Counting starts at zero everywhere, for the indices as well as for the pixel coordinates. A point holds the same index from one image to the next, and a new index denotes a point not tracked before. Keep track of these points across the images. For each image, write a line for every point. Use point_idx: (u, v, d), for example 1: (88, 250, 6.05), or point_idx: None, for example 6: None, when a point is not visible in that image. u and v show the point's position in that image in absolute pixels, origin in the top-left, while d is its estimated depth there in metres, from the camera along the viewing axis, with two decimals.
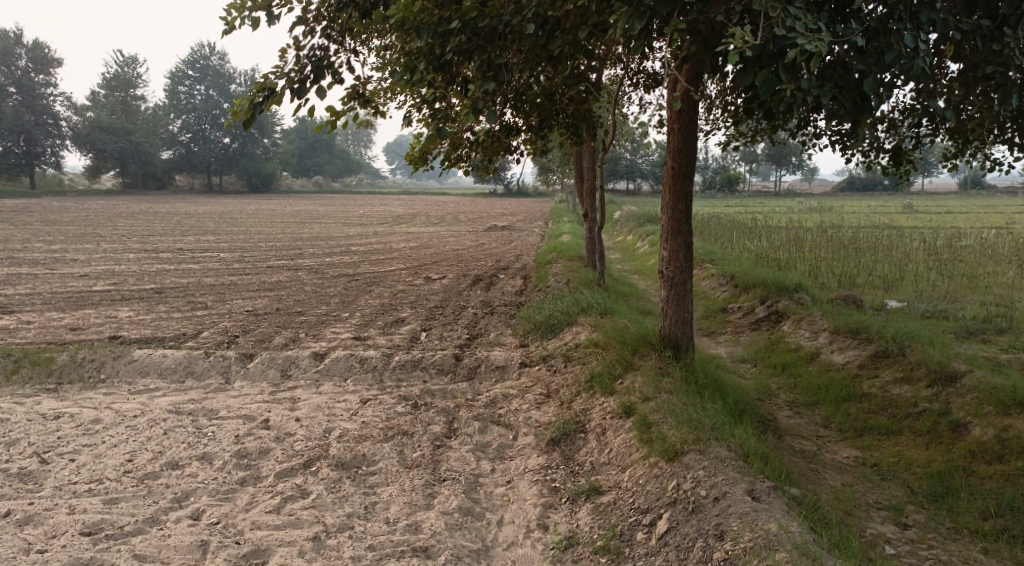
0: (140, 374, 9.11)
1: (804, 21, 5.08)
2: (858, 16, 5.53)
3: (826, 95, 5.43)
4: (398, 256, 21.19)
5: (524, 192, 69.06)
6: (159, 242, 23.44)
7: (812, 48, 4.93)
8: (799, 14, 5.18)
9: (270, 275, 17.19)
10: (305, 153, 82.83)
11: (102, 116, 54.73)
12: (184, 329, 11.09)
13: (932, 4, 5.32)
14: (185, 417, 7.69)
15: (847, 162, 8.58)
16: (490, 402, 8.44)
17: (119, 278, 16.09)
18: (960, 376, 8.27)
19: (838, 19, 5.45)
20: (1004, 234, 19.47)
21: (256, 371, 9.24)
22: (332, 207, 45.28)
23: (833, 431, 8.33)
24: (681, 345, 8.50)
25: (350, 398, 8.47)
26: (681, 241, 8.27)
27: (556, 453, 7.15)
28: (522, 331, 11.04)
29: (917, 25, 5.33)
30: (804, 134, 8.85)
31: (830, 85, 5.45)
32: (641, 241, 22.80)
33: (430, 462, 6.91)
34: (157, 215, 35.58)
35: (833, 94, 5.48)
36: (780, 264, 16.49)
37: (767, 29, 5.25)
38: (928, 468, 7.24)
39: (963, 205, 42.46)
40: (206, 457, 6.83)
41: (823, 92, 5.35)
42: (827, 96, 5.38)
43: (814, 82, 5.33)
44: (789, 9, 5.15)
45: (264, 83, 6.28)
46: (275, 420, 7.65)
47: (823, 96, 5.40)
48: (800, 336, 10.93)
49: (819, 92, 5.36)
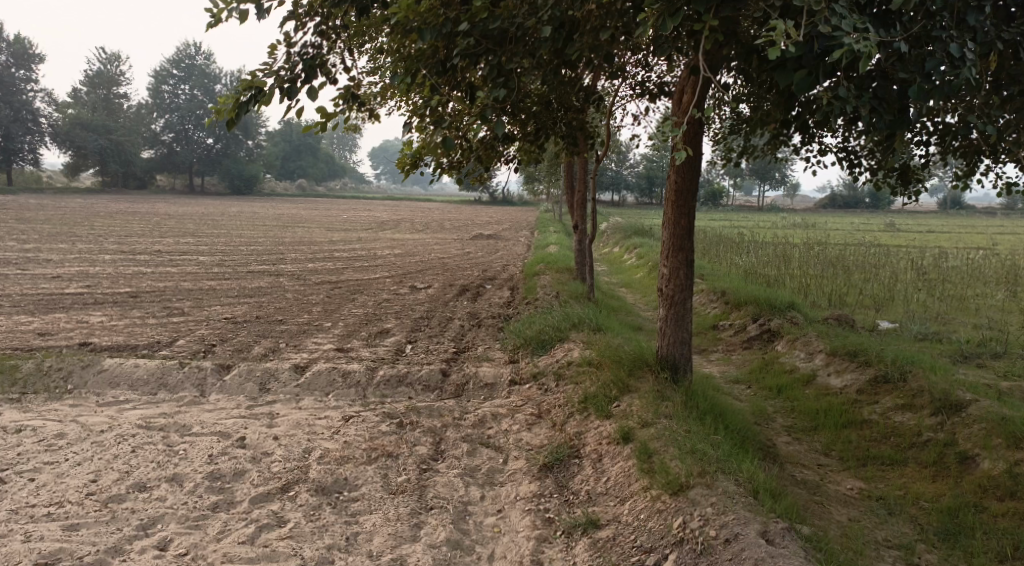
0: (110, 385, 8.65)
1: (853, 20, 4.90)
2: (900, 23, 5.29)
3: (865, 106, 5.22)
4: (381, 263, 20.78)
5: (507, 201, 68.73)
6: (137, 243, 22.90)
7: (861, 48, 4.70)
8: (843, 14, 4.95)
9: (249, 281, 16.73)
10: (288, 156, 82.26)
11: (83, 113, 54.00)
12: (159, 337, 10.64)
13: (977, 11, 5.14)
14: (156, 433, 7.26)
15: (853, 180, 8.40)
16: (478, 422, 8.08)
17: (93, 280, 15.59)
18: (966, 405, 7.98)
19: (883, 25, 5.26)
20: (989, 255, 19.36)
21: (233, 384, 8.81)
22: (314, 211, 44.83)
23: (834, 460, 8.01)
24: (679, 367, 8.19)
25: (332, 415, 8.06)
26: (682, 259, 7.96)
27: (549, 480, 6.80)
28: (511, 346, 10.66)
29: (962, 35, 5.13)
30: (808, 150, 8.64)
31: (869, 96, 5.24)
32: (628, 254, 22.50)
33: (416, 487, 6.52)
34: (134, 214, 35.00)
35: (872, 104, 5.27)
36: (769, 280, 16.25)
37: (809, 29, 5.03)
38: (937, 503, 6.97)
39: (947, 225, 42.62)
40: (177, 478, 6.40)
41: (863, 101, 5.16)
42: (868, 107, 5.19)
43: (853, 90, 5.15)
44: (834, 8, 4.93)
45: (251, 82, 5.86)
46: (252, 438, 7.22)
47: (860, 107, 5.21)
48: (795, 357, 10.61)
49: (858, 102, 5.18)
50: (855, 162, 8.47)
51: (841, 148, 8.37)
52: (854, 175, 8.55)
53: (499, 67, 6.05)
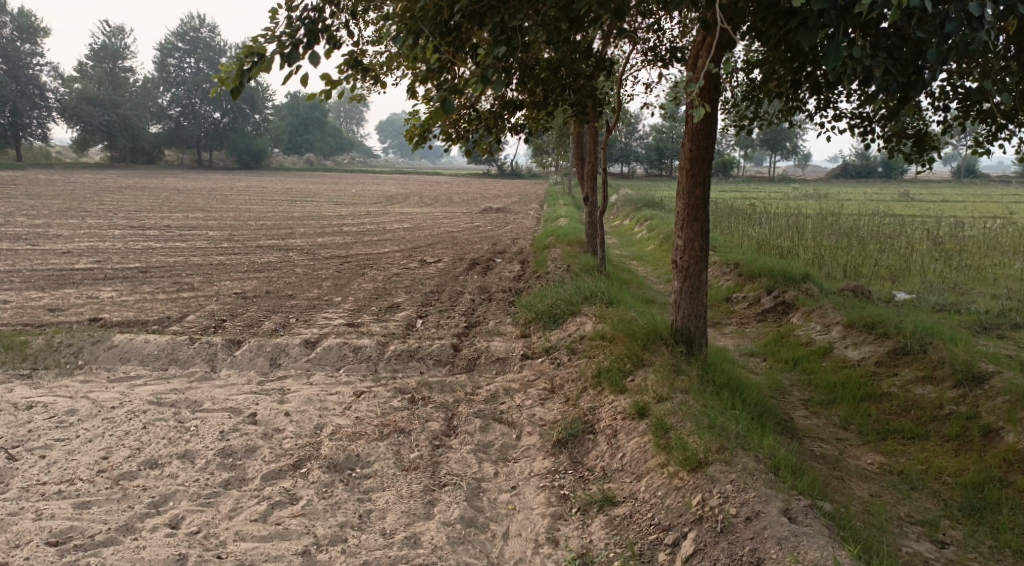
0: (120, 361, 8.59)
1: None
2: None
3: (878, 67, 5.09)
4: (391, 237, 20.66)
5: (517, 174, 68.39)
6: (146, 218, 22.82)
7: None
8: None
9: (259, 255, 16.65)
10: (296, 130, 82.03)
11: (90, 88, 53.81)
12: (168, 312, 10.56)
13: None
14: (167, 409, 7.18)
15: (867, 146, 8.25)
16: (491, 397, 7.99)
17: (102, 255, 15.52)
18: (987, 377, 7.83)
19: None
20: (1005, 224, 19.08)
21: (243, 360, 8.73)
22: (322, 185, 44.68)
23: (853, 434, 7.88)
24: (694, 340, 8.07)
25: (344, 391, 7.98)
26: (697, 230, 7.80)
27: (564, 456, 6.71)
28: (523, 320, 10.55)
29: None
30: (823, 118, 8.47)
31: (883, 57, 5.10)
32: (639, 225, 22.31)
33: (429, 463, 6.43)
34: (143, 189, 34.95)
35: (885, 66, 5.15)
36: (783, 251, 16.07)
37: None
38: (960, 478, 6.85)
39: (961, 194, 42.24)
40: (187, 455, 6.32)
41: (875, 63, 5.05)
42: (880, 68, 5.06)
43: (867, 50, 5.04)
44: None
45: (251, 48, 5.67)
46: (263, 414, 7.14)
47: (874, 68, 5.08)
48: (811, 329, 10.45)
49: (872, 61, 5.06)
50: (869, 128, 8.28)
51: (856, 114, 8.17)
52: (868, 143, 8.36)
53: (501, 23, 5.89)
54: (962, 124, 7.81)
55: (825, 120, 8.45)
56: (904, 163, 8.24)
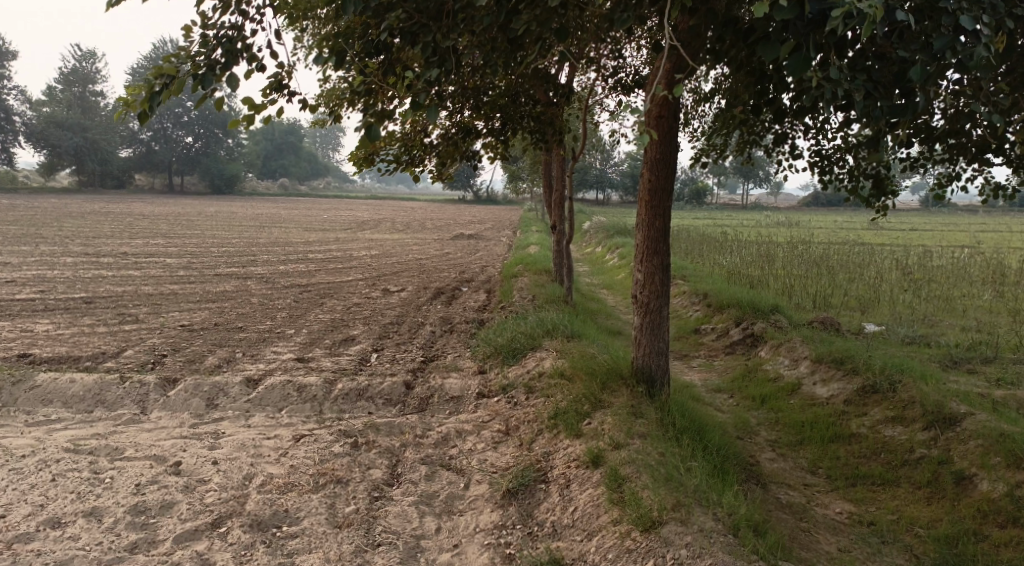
0: (42, 403, 8.06)
1: None
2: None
3: (859, 90, 4.66)
4: (356, 264, 20.12)
5: (492, 199, 68.06)
6: (103, 244, 22.12)
7: (865, 9, 4.21)
8: None
9: (216, 283, 16.09)
10: (270, 155, 81.47)
11: (58, 112, 53.04)
12: (105, 347, 9.98)
13: None
14: (83, 457, 6.79)
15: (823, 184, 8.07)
16: (441, 440, 7.50)
17: (48, 285, 14.87)
18: (959, 419, 7.46)
19: None
20: (975, 253, 18.93)
21: (178, 401, 8.17)
22: (292, 211, 44.00)
23: (821, 479, 7.48)
24: (655, 380, 7.64)
25: (282, 434, 7.46)
26: (657, 263, 7.40)
27: (513, 508, 6.27)
28: (481, 354, 10.05)
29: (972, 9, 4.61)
30: (781, 153, 8.24)
31: (862, 78, 4.67)
32: (611, 253, 21.95)
33: (364, 520, 6.07)
34: (105, 214, 34.17)
35: (867, 89, 4.73)
36: (752, 281, 15.77)
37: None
38: (933, 529, 6.52)
39: (928, 223, 42.61)
40: (95, 513, 5.99)
41: (855, 86, 4.63)
42: (859, 91, 4.63)
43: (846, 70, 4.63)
44: None
45: (161, 68, 5.27)
46: (188, 463, 6.71)
47: (855, 91, 4.66)
48: (779, 364, 10.02)
49: (851, 85, 4.63)
50: (827, 167, 8.10)
51: (815, 152, 7.97)
52: (827, 182, 8.16)
53: (433, 44, 5.56)
54: (924, 162, 7.65)
55: (783, 155, 8.23)
56: (863, 203, 8.01)
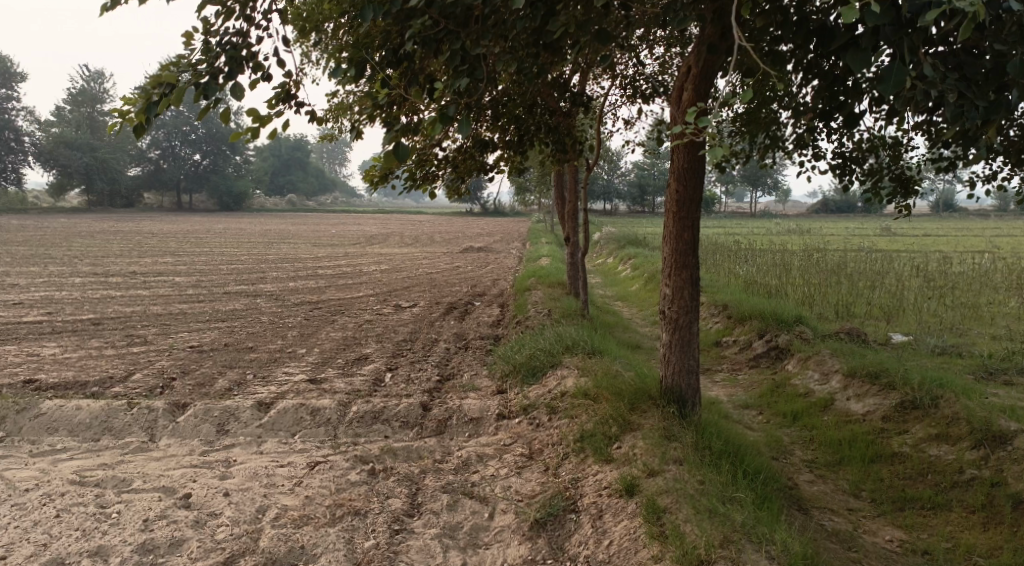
0: (47, 432, 7.73)
1: None
2: None
3: (953, 91, 4.38)
4: (367, 280, 19.79)
5: (500, 211, 67.83)
6: (111, 264, 21.84)
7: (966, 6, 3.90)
8: None
9: (225, 302, 15.76)
10: (278, 171, 81.52)
11: (66, 132, 53.09)
12: (112, 370, 9.65)
13: None
14: (89, 490, 6.45)
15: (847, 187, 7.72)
16: (462, 465, 7.12)
17: (54, 306, 14.54)
18: (1010, 438, 7.06)
19: None
20: (996, 258, 18.48)
21: (187, 427, 7.82)
22: (300, 226, 43.79)
23: (865, 503, 7.08)
24: (686, 399, 7.25)
25: (296, 462, 7.09)
26: (686, 277, 7.03)
27: (542, 541, 5.92)
28: (499, 373, 9.68)
29: None
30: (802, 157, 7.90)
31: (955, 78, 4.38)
32: (624, 264, 21.56)
33: (385, 556, 5.73)
34: (113, 233, 33.93)
35: (961, 89, 4.44)
36: (771, 290, 15.35)
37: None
38: (992, 560, 6.18)
39: (941, 228, 42.13)
40: (101, 553, 5.67)
41: (948, 86, 4.33)
42: (954, 93, 4.32)
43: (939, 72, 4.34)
44: None
45: (160, 77, 4.96)
46: (199, 495, 6.36)
47: (948, 92, 4.36)
48: (808, 378, 9.58)
49: (946, 86, 4.34)
50: (850, 172, 7.73)
51: (837, 155, 7.62)
52: (848, 186, 7.81)
53: (463, 52, 5.24)
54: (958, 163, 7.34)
55: (804, 159, 7.90)
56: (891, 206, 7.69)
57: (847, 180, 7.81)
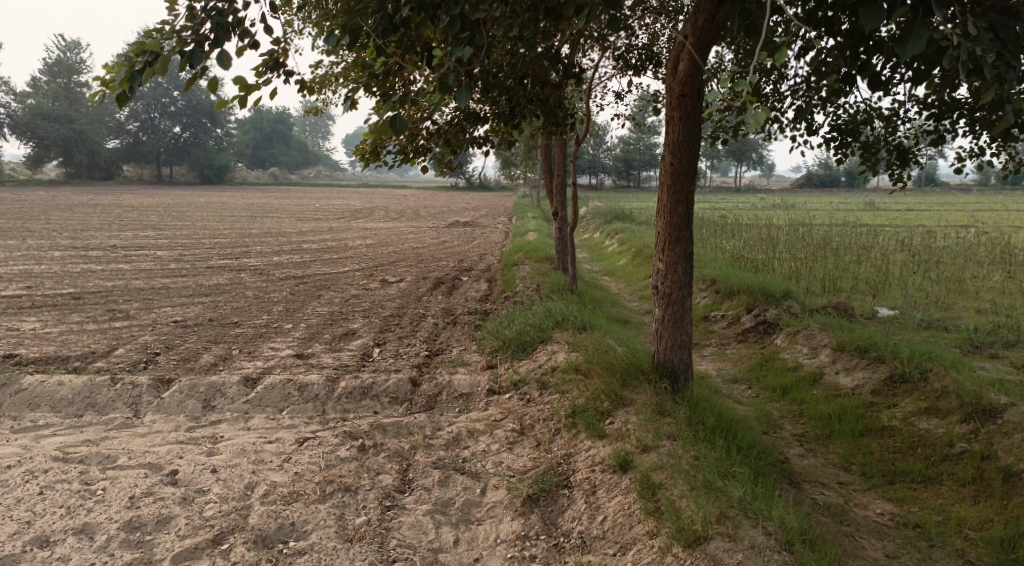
0: (29, 408, 7.59)
1: None
2: None
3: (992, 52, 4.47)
4: (353, 255, 19.60)
5: (484, 185, 67.46)
6: (91, 238, 21.52)
7: None
8: None
9: (208, 277, 15.56)
10: (259, 145, 80.70)
11: (43, 103, 52.27)
12: (94, 346, 9.49)
13: None
14: (73, 466, 6.34)
15: (842, 161, 7.66)
16: (452, 440, 7.05)
17: (34, 281, 14.31)
18: (999, 411, 7.06)
19: None
20: (980, 233, 18.53)
21: (172, 403, 7.70)
22: (283, 201, 43.39)
23: (856, 477, 7.08)
24: (678, 374, 7.16)
25: (284, 438, 7.00)
26: (680, 252, 6.94)
27: (535, 516, 5.88)
28: (487, 348, 9.59)
29: None
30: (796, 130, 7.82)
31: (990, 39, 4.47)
32: (610, 239, 21.45)
33: (376, 532, 5.68)
34: (94, 206, 33.51)
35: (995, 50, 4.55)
36: (758, 265, 15.32)
37: None
38: (983, 532, 6.19)
39: (923, 203, 42.25)
40: (87, 530, 5.57)
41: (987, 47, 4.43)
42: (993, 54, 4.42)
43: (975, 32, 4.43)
44: None
45: (144, 45, 4.80)
46: (185, 472, 6.27)
47: (986, 53, 4.46)
48: (797, 352, 9.55)
49: (984, 47, 4.43)
50: (844, 145, 7.68)
51: (832, 127, 7.56)
52: (843, 159, 7.75)
53: (462, 19, 5.12)
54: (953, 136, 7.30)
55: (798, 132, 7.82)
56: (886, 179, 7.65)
57: (841, 153, 7.74)
